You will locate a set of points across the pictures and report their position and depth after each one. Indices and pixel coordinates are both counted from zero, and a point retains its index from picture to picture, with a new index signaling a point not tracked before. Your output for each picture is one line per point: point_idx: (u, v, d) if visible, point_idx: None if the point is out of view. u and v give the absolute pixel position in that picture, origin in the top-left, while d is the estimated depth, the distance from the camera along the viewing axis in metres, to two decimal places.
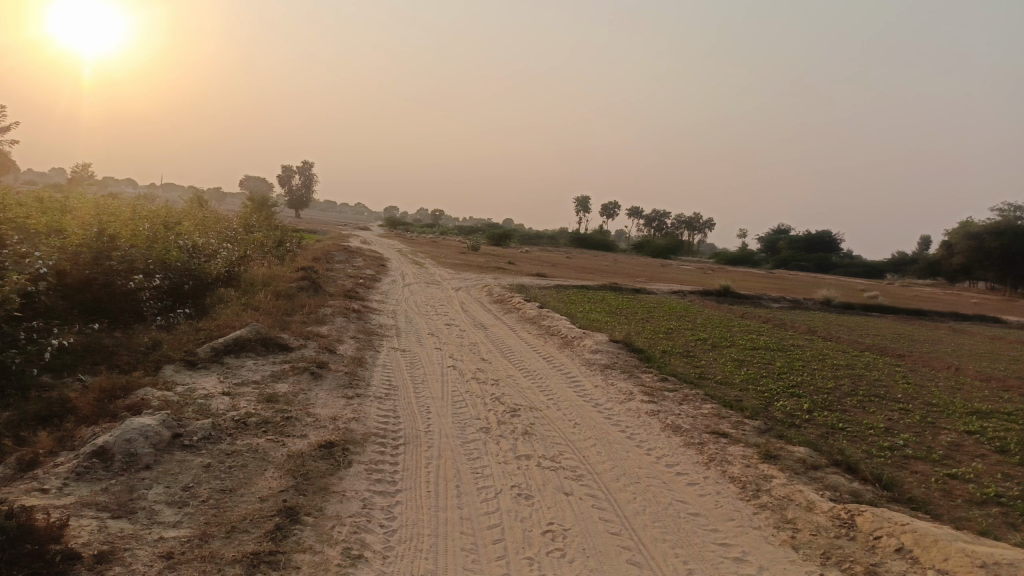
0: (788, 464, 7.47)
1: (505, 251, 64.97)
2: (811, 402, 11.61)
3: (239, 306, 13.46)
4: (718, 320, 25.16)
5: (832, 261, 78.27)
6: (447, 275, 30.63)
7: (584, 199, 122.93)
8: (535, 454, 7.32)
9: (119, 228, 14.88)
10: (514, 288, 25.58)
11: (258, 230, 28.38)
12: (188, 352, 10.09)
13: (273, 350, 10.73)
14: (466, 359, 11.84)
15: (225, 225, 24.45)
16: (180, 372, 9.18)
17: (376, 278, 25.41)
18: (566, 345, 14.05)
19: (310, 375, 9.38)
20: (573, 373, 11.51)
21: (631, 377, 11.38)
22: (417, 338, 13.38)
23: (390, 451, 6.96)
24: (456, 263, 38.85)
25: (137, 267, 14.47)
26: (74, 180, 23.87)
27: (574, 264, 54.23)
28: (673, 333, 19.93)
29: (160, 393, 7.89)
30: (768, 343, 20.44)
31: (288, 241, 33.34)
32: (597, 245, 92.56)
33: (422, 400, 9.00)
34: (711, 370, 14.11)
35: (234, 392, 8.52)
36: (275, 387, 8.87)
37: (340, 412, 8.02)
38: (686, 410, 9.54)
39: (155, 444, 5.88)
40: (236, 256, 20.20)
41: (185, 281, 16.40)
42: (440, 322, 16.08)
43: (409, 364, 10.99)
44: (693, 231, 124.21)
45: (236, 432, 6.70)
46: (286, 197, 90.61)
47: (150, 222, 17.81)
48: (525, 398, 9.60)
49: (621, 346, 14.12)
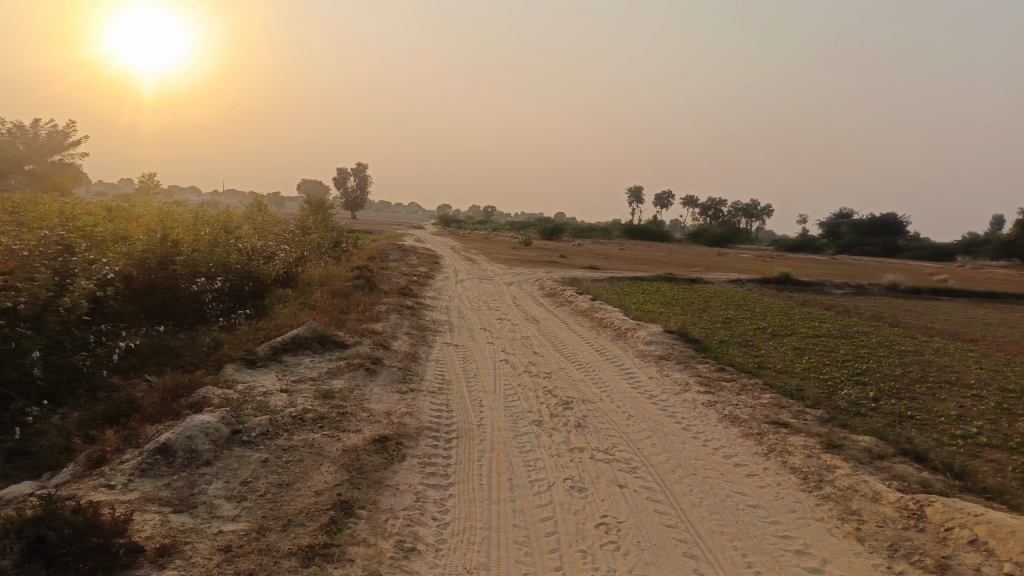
0: (853, 454, 7.20)
1: (559, 244, 64.86)
2: (878, 390, 11.19)
3: (297, 305, 13.77)
4: (777, 308, 24.55)
5: (898, 245, 75.53)
6: (500, 270, 30.73)
7: (637, 189, 121.58)
8: (588, 447, 7.25)
9: (182, 234, 15.39)
10: (568, 281, 25.50)
11: (314, 232, 29.00)
12: (248, 351, 10.36)
13: (330, 347, 10.91)
14: (518, 353, 11.83)
15: (283, 228, 25.06)
16: (241, 371, 9.42)
17: (429, 275, 25.65)
18: (619, 337, 13.91)
19: (364, 371, 9.51)
20: (627, 365, 11.37)
21: (687, 368, 11.18)
22: (470, 333, 13.42)
23: (444, 444, 6.99)
24: (509, 258, 38.99)
25: (199, 270, 14.94)
26: (140, 189, 24.81)
27: (628, 256, 53.71)
28: (731, 323, 19.53)
29: (221, 391, 8.10)
30: (831, 330, 19.84)
31: (345, 242, 33.99)
32: (651, 235, 91.55)
33: (475, 394, 9.02)
34: (770, 359, 13.78)
35: (291, 389, 8.69)
36: (331, 383, 9.02)
37: (394, 407, 8.10)
38: (744, 400, 9.31)
39: (215, 440, 6.02)
40: (293, 258, 20.68)
41: (246, 283, 16.88)
42: (493, 316, 16.13)
43: (462, 359, 11.04)
44: (751, 219, 121.51)
45: (292, 427, 6.82)
46: (342, 199, 92.41)
47: (211, 227, 18.38)
48: (578, 390, 9.54)
49: (676, 337, 13.91)
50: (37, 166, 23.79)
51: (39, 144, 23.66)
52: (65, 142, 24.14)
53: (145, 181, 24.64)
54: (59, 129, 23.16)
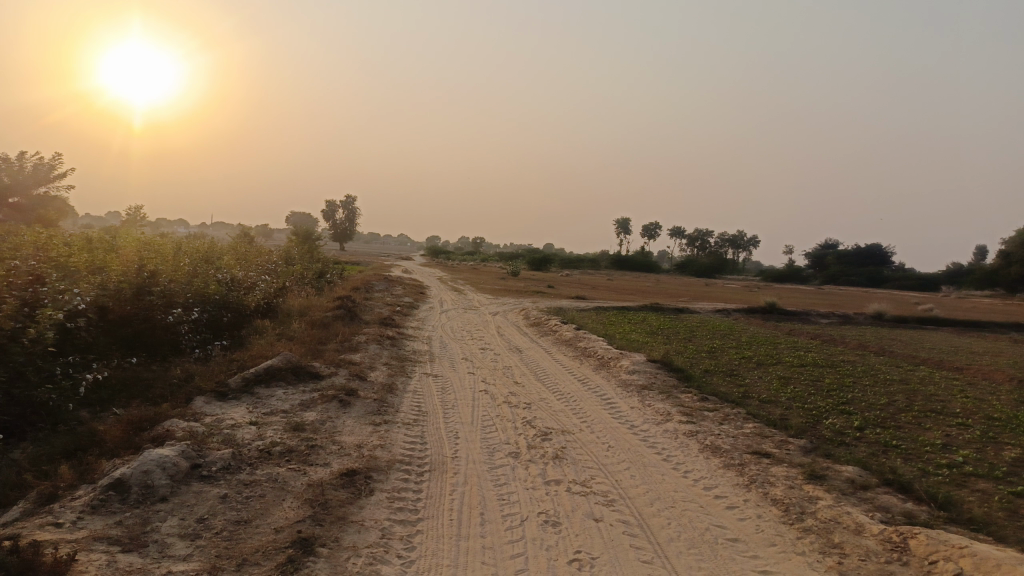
0: (835, 485, 7.02)
1: (546, 275, 64.82)
2: (862, 420, 11.05)
3: (275, 336, 13.54)
4: (763, 337, 24.47)
5: (883, 275, 76.06)
6: (486, 300, 30.58)
7: (624, 220, 122.27)
8: (565, 479, 7.03)
9: (160, 264, 15.18)
10: (553, 311, 25.38)
11: (299, 262, 28.81)
12: (220, 383, 10.11)
13: (304, 379, 10.66)
14: (498, 383, 11.62)
15: (266, 258, 24.88)
16: (211, 403, 9.17)
17: (413, 305, 25.48)
18: (602, 366, 13.73)
19: (338, 403, 9.27)
20: (609, 394, 11.18)
21: (669, 398, 11.00)
22: (451, 364, 13.20)
23: (415, 478, 6.76)
24: (496, 289, 38.95)
25: (176, 301, 14.70)
26: (124, 221, 24.62)
27: (615, 286, 53.75)
28: (716, 352, 19.40)
29: (187, 424, 7.84)
30: (816, 359, 19.75)
31: (330, 273, 33.81)
32: (638, 266, 91.88)
33: (451, 425, 8.80)
34: (755, 388, 13.62)
35: (261, 421, 8.44)
36: (303, 415, 8.77)
37: (366, 439, 7.86)
38: (726, 430, 9.13)
39: (173, 475, 5.78)
40: (275, 288, 20.47)
41: (224, 313, 16.64)
42: (475, 346, 15.94)
43: (441, 389, 10.82)
44: (737, 249, 122.29)
45: (257, 461, 6.58)
46: (330, 230, 92.36)
47: (191, 258, 18.18)
48: (557, 421, 9.34)
49: (660, 366, 13.75)
50: (18, 198, 23.57)
51: (22, 177, 23.48)
52: (48, 174, 23.98)
53: (129, 213, 24.46)
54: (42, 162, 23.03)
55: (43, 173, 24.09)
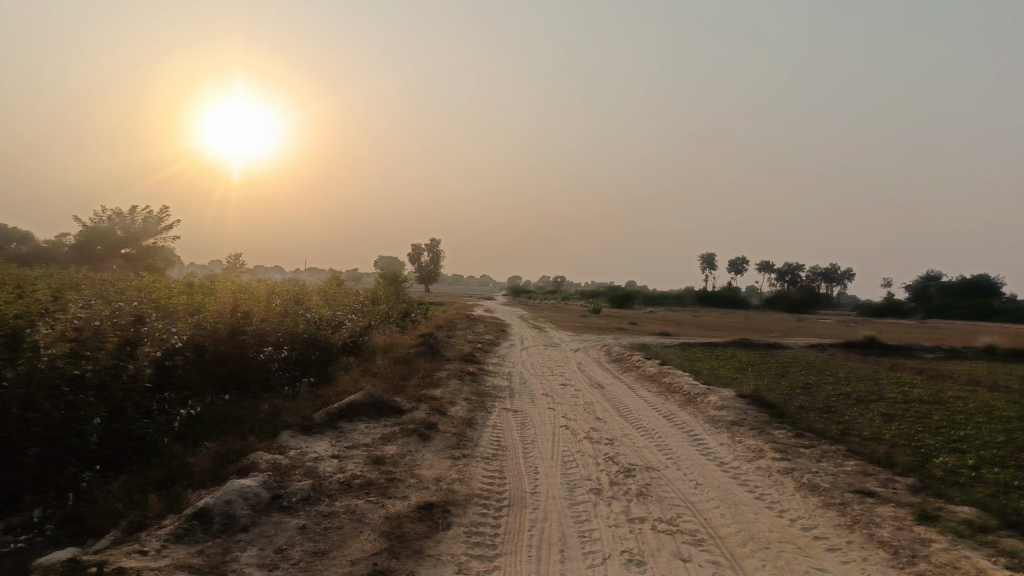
0: (951, 526, 6.41)
1: (629, 312, 63.92)
2: (978, 459, 10.15)
3: (359, 372, 13.75)
4: (862, 372, 23.15)
5: (994, 308, 71.19)
6: (568, 337, 30.33)
7: (709, 255, 119.76)
8: (650, 517, 6.70)
9: (253, 304, 15.75)
10: (636, 347, 24.87)
11: (384, 302, 29.44)
12: (305, 418, 10.28)
13: (386, 413, 10.72)
14: (580, 419, 11.35)
15: (353, 298, 25.54)
16: (296, 437, 9.31)
17: (495, 342, 25.54)
18: (688, 402, 13.24)
19: (418, 437, 9.24)
20: (696, 430, 10.72)
21: (761, 434, 10.45)
22: (532, 399, 13.00)
23: (493, 513, 6.60)
24: (578, 326, 38.68)
25: (266, 339, 15.18)
26: (223, 268, 25.85)
27: (701, 322, 52.41)
28: (811, 388, 18.44)
29: (271, 456, 7.96)
30: (922, 395, 18.48)
31: (415, 312, 34.41)
32: (725, 301, 89.54)
33: (531, 460, 8.60)
34: (855, 425, 12.79)
35: (344, 455, 8.49)
36: (384, 449, 8.78)
37: (445, 473, 7.76)
38: (825, 468, 8.55)
39: (254, 505, 5.82)
40: (360, 327, 20.91)
41: (313, 352, 17.08)
42: (556, 382, 15.72)
43: (521, 425, 10.64)
44: (830, 283, 117.48)
45: (336, 493, 6.57)
46: (415, 272, 94.50)
47: (282, 299, 18.84)
48: (641, 457, 8.99)
49: (750, 401, 13.14)
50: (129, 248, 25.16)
51: (133, 229, 25.07)
52: (157, 226, 25.51)
53: (228, 260, 25.67)
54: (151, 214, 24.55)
55: (153, 225, 25.64)
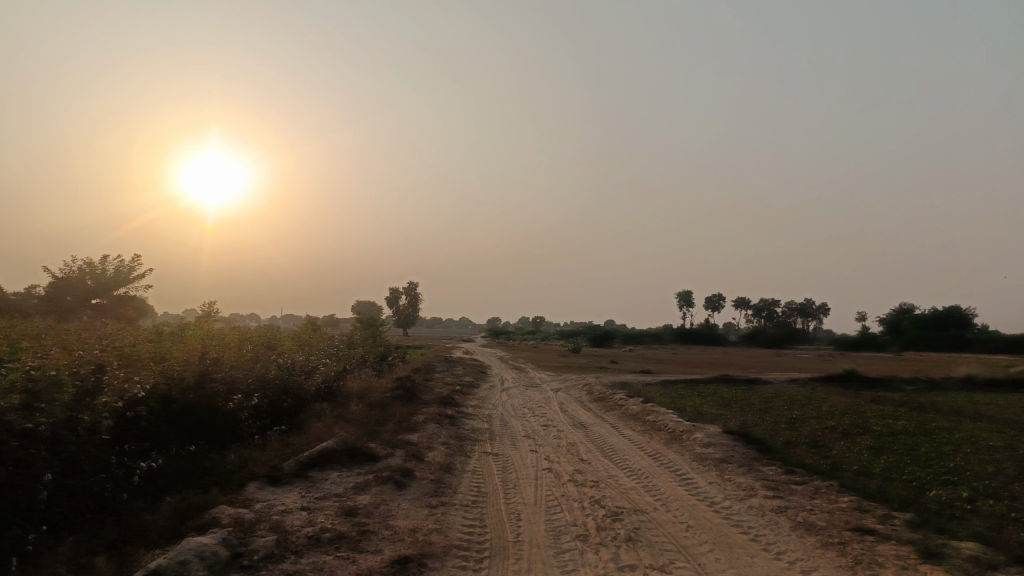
0: (957, 564, 6.07)
1: (609, 351, 63.67)
2: (973, 491, 9.85)
3: (332, 418, 13.21)
4: (844, 406, 22.94)
5: (967, 338, 71.98)
6: (549, 378, 29.92)
7: (686, 292, 120.43)
8: (642, 564, 6.28)
9: (222, 351, 15.20)
10: (618, 385, 24.52)
11: (360, 346, 28.87)
12: (274, 468, 9.75)
13: (360, 460, 10.22)
14: (563, 461, 10.92)
15: (328, 342, 24.97)
16: (263, 489, 8.79)
17: (474, 384, 25.03)
18: (673, 440, 12.86)
19: (393, 485, 8.77)
20: (683, 470, 10.34)
21: (751, 471, 10.09)
22: (512, 442, 12.54)
23: (473, 565, 6.15)
24: (558, 366, 38.29)
25: (236, 387, 14.60)
26: (197, 317, 25.17)
27: (681, 359, 52.27)
28: (796, 423, 18.13)
29: (235, 511, 7.45)
30: (907, 427, 18.26)
31: (392, 356, 33.80)
32: (704, 338, 89.76)
33: (513, 507, 8.16)
34: (844, 459, 12.47)
35: (313, 507, 7.99)
36: (357, 499, 8.30)
37: (422, 523, 7.30)
38: (819, 505, 8.20)
39: (211, 565, 5.33)
40: (335, 372, 20.34)
41: (285, 399, 16.49)
42: (537, 423, 15.26)
43: (502, 469, 10.20)
44: (806, 318, 118.50)
45: (303, 549, 6.09)
46: (393, 316, 93.74)
47: (253, 344, 18.28)
48: (628, 499, 8.58)
49: (736, 437, 12.80)
50: (99, 298, 24.43)
51: (104, 279, 24.37)
52: (129, 275, 24.83)
53: (202, 309, 25.02)
54: (122, 264, 23.91)
55: (124, 274, 24.95)
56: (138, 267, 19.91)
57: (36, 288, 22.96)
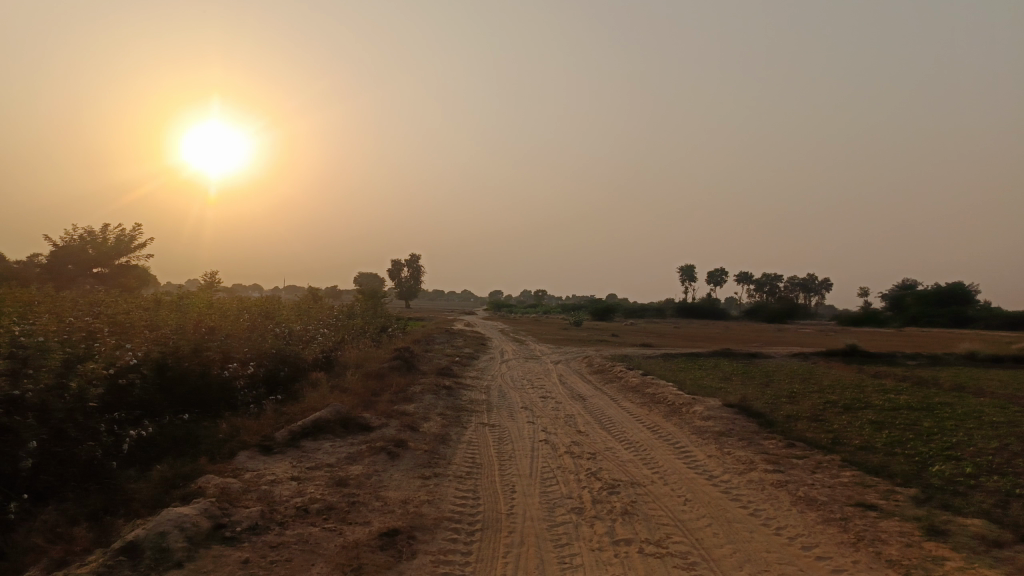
0: (963, 542, 5.89)
1: (610, 324, 63.57)
2: (976, 467, 9.67)
3: (327, 388, 13.04)
4: (846, 380, 22.75)
5: (970, 315, 71.71)
6: (549, 350, 29.79)
7: (689, 266, 120.02)
8: (637, 539, 6.11)
9: (218, 318, 15.02)
10: (618, 358, 24.36)
11: (360, 316, 28.67)
12: (266, 437, 9.59)
13: (353, 430, 10.05)
14: (560, 433, 10.75)
15: (327, 312, 24.78)
16: (254, 459, 8.63)
17: (473, 356, 24.87)
18: (673, 413, 12.69)
19: (386, 455, 8.60)
20: (682, 442, 10.17)
21: (751, 445, 9.92)
22: (510, 413, 12.37)
23: (464, 538, 5.98)
24: (559, 338, 38.15)
25: (231, 355, 14.43)
26: (199, 287, 25.01)
27: (682, 333, 52.14)
28: (797, 397, 17.97)
29: (223, 480, 7.28)
30: (909, 402, 18.09)
31: (392, 327, 33.64)
32: (705, 312, 89.61)
33: (508, 479, 7.99)
34: (845, 434, 12.29)
35: (304, 477, 7.82)
36: (349, 469, 8.13)
37: (413, 494, 7.13)
38: (820, 480, 8.02)
39: (191, 537, 5.15)
40: (333, 342, 20.16)
41: (281, 368, 16.32)
42: (536, 395, 15.08)
43: (498, 440, 10.03)
44: (809, 294, 118.23)
45: (289, 521, 5.92)
46: (394, 288, 93.60)
47: (250, 313, 18.07)
48: (626, 472, 8.40)
49: (737, 411, 12.62)
50: (100, 267, 24.25)
51: (105, 247, 24.15)
52: (130, 244, 24.61)
53: (203, 279, 24.83)
54: (122, 233, 23.69)
55: (125, 243, 24.75)
56: (137, 233, 19.68)
57: (36, 256, 22.78)
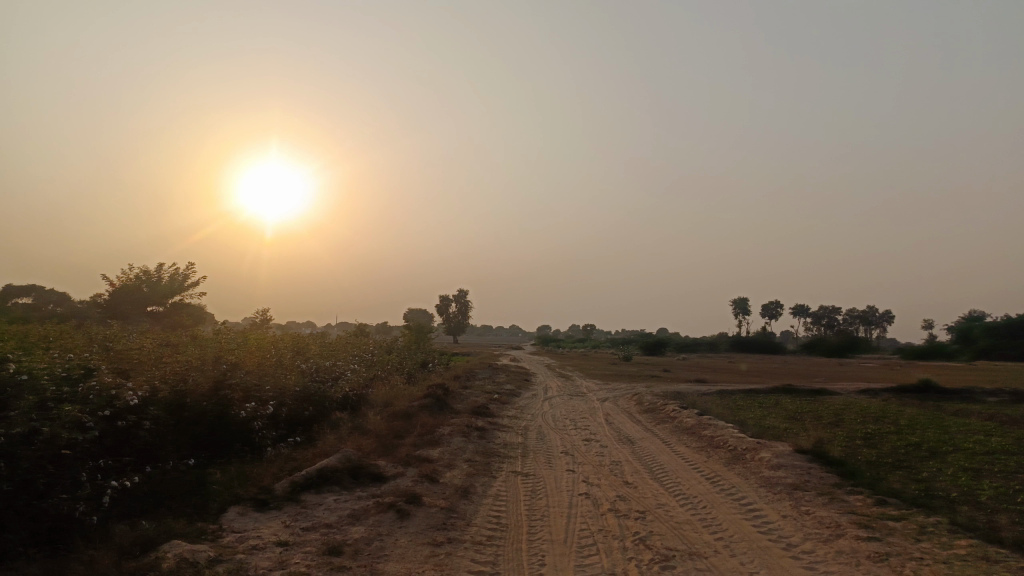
0: None
1: (661, 359, 61.43)
2: None
3: (347, 429, 11.85)
4: (924, 419, 20.58)
5: None
6: (595, 386, 28.19)
7: (743, 300, 116.63)
8: None
9: (241, 352, 14.02)
10: (670, 395, 22.65)
11: (400, 351, 27.62)
12: (265, 489, 8.39)
13: (365, 481, 8.79)
14: (603, 485, 9.28)
15: (364, 346, 23.77)
16: (243, 517, 7.42)
17: (516, 393, 23.50)
18: (735, 460, 11.08)
19: (395, 513, 7.30)
20: (749, 498, 8.59)
21: (833, 502, 8.28)
22: (547, 459, 10.98)
23: None
24: (608, 374, 36.46)
25: (252, 393, 13.37)
26: (248, 325, 24.24)
27: (737, 368, 49.66)
28: (872, 439, 16.02)
29: (193, 547, 6.07)
30: (1003, 445, 15.95)
31: (435, 363, 32.52)
32: (759, 346, 86.51)
33: (537, 546, 6.60)
34: (939, 485, 10.48)
35: (293, 541, 6.57)
36: (349, 531, 6.85)
37: (418, 568, 5.81)
38: (930, 551, 6.40)
39: None
40: (364, 380, 19.03)
41: (305, 408, 15.22)
42: (578, 437, 13.62)
43: (530, 494, 8.64)
44: (870, 326, 113.64)
45: None
46: (443, 324, 93.02)
47: (280, 347, 17.11)
48: (681, 538, 6.90)
49: (810, 458, 10.94)
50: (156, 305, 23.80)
51: (161, 286, 23.69)
52: (184, 283, 24.14)
53: (252, 318, 24.17)
54: (177, 271, 23.19)
55: (180, 282, 24.29)
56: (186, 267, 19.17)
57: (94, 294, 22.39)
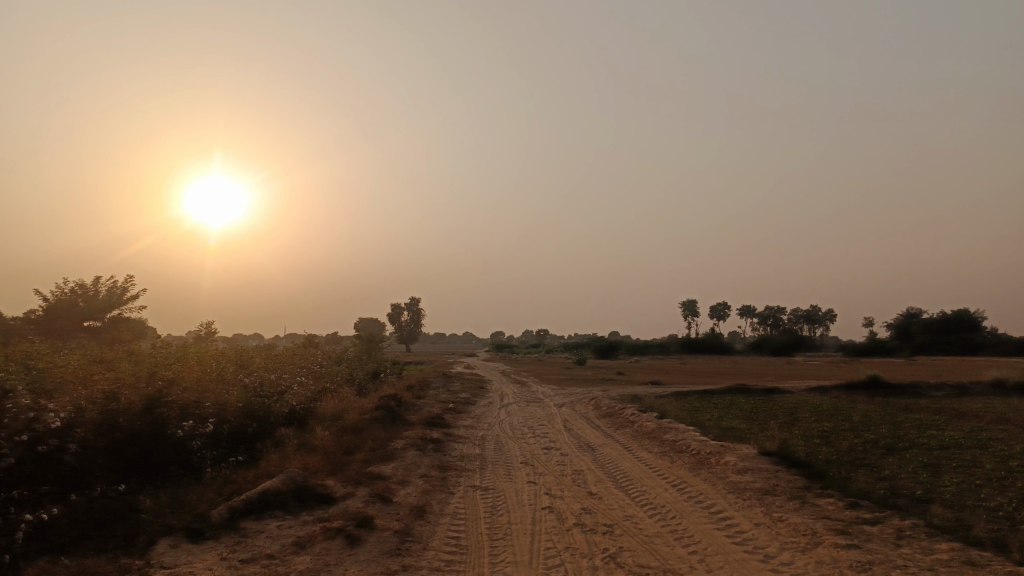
0: None
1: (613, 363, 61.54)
2: None
3: (293, 446, 11.13)
4: (876, 415, 20.73)
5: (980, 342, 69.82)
6: (551, 392, 27.82)
7: (692, 302, 118.24)
8: None
9: (179, 368, 13.13)
10: (627, 399, 22.39)
11: (351, 362, 26.75)
12: (200, 517, 7.66)
13: (311, 504, 8.14)
14: (566, 497, 8.80)
15: (313, 357, 22.88)
16: (175, 551, 6.70)
17: (470, 401, 22.91)
18: (699, 464, 10.75)
19: (344, 540, 6.68)
20: (719, 506, 8.22)
21: (806, 507, 7.97)
22: (506, 471, 10.47)
23: None
24: (563, 379, 36.08)
25: (190, 411, 12.50)
26: (191, 338, 23.06)
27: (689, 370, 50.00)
28: (830, 437, 15.95)
29: None
30: (955, 438, 16.08)
31: (387, 373, 31.66)
32: (709, 347, 87.65)
33: (500, 570, 6.07)
34: (904, 483, 10.32)
35: None
36: (293, 561, 6.22)
37: None
38: (913, 558, 6.09)
39: None
40: (311, 394, 18.19)
41: (248, 425, 14.38)
42: (536, 446, 13.15)
43: (490, 510, 8.11)
44: (814, 325, 116.60)
45: None
46: (395, 333, 91.59)
47: (222, 360, 16.19)
48: (654, 554, 6.46)
49: (775, 460, 10.67)
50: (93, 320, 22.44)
51: (99, 300, 22.38)
52: (123, 295, 22.85)
53: (197, 330, 23.02)
54: (115, 283, 21.94)
55: (118, 295, 23.02)
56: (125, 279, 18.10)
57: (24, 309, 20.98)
